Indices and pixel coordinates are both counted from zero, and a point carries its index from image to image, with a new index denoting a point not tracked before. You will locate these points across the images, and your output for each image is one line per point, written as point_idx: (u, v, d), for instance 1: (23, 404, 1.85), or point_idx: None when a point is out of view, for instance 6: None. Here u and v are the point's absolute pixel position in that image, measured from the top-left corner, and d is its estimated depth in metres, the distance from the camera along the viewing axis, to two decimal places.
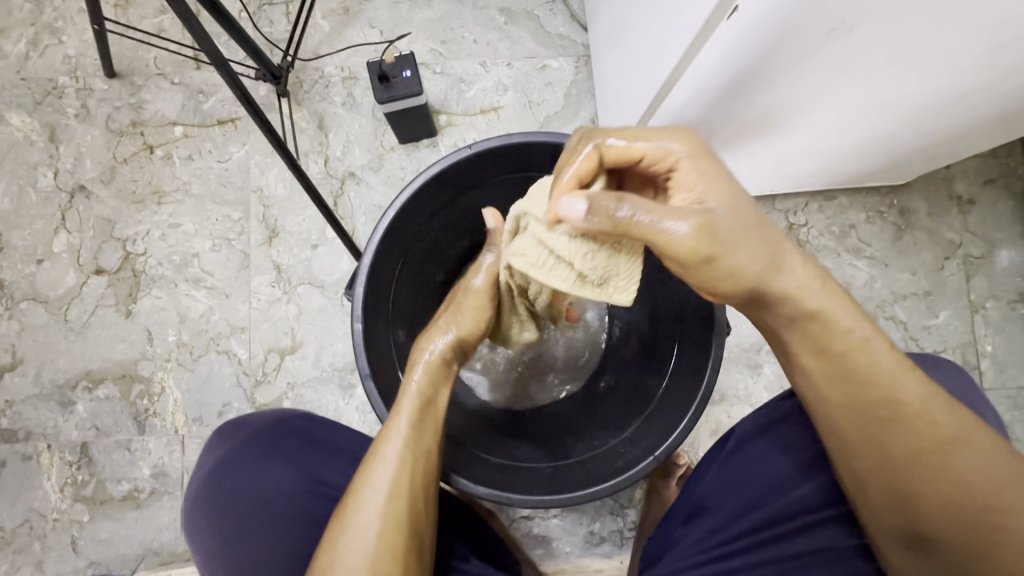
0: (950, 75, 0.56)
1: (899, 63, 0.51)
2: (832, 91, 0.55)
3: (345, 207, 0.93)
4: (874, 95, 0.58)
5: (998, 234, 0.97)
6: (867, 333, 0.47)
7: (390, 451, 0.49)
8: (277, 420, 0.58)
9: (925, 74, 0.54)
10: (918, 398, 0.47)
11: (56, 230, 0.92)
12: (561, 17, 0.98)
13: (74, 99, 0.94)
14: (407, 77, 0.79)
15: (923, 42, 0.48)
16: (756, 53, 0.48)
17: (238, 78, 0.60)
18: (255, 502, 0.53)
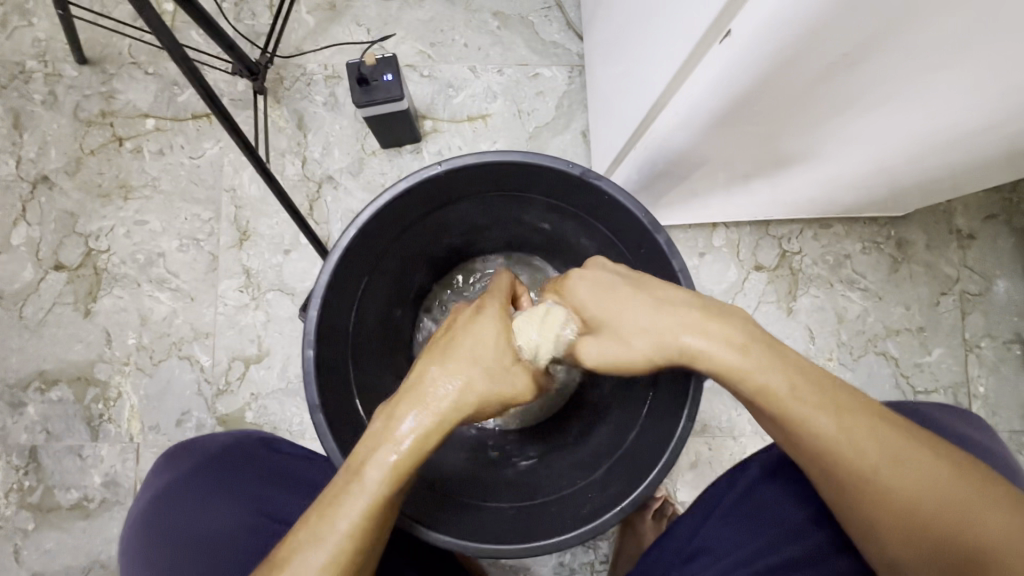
0: (964, 111, 0.52)
1: (908, 98, 0.47)
2: (833, 123, 0.52)
3: (321, 212, 0.89)
4: (881, 127, 0.53)
5: (997, 271, 0.94)
6: (787, 382, 0.44)
7: (327, 533, 0.41)
8: (234, 446, 0.59)
9: (938, 109, 0.50)
10: (875, 454, 0.42)
11: (15, 221, 0.88)
12: (556, 24, 0.94)
13: (41, 84, 0.90)
14: (388, 80, 0.75)
15: (933, 79, 0.44)
16: (753, 82, 0.44)
17: (198, 72, 0.55)
18: (195, 527, 0.52)
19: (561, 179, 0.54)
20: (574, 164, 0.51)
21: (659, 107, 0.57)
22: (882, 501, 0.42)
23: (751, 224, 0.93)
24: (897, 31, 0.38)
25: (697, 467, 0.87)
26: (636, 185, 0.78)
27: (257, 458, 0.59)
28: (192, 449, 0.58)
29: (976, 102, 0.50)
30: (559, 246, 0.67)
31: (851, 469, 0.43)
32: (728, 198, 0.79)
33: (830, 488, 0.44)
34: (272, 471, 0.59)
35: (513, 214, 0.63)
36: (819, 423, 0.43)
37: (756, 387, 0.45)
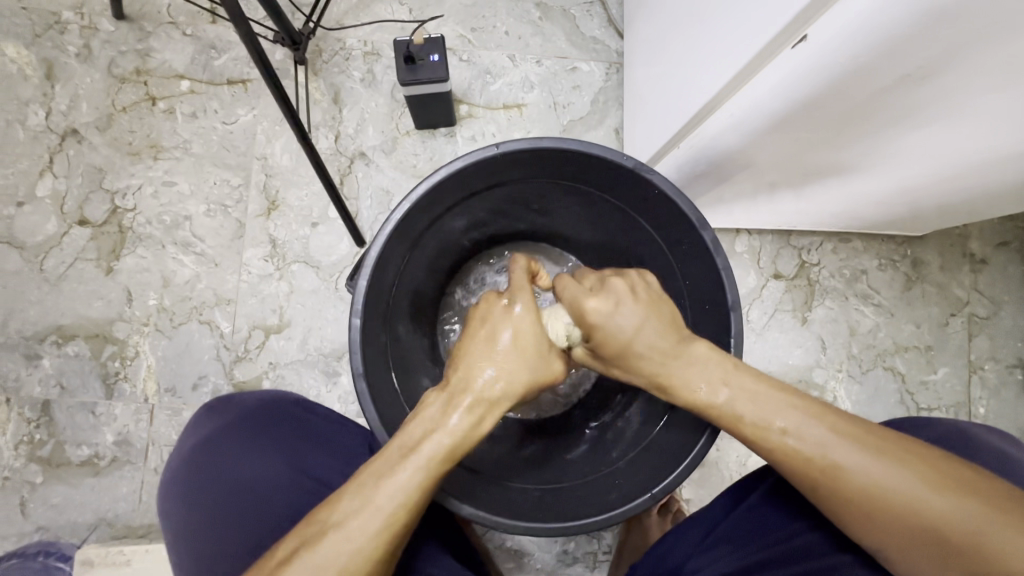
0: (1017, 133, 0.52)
1: (967, 117, 0.48)
2: (886, 137, 0.53)
3: (351, 188, 0.89)
4: (930, 146, 0.55)
5: (1005, 297, 0.97)
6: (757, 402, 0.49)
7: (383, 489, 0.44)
8: (267, 405, 0.59)
9: (992, 130, 0.51)
10: (839, 455, 0.45)
11: (42, 172, 0.87)
12: (597, 20, 0.94)
13: (77, 37, 0.89)
14: (434, 61, 0.75)
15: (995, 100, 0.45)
16: (826, 86, 0.45)
17: (256, 38, 0.55)
18: (233, 482, 0.53)
19: (612, 169, 0.54)
20: (627, 156, 0.52)
21: (711, 107, 0.57)
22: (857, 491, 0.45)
23: (772, 233, 0.94)
24: (969, 52, 0.39)
25: (703, 467, 0.89)
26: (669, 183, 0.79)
27: (295, 420, 0.58)
28: (233, 403, 0.59)
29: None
30: (594, 237, 0.68)
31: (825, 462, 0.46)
32: (756, 206, 0.81)
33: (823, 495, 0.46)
34: (310, 435, 0.57)
35: (554, 201, 0.63)
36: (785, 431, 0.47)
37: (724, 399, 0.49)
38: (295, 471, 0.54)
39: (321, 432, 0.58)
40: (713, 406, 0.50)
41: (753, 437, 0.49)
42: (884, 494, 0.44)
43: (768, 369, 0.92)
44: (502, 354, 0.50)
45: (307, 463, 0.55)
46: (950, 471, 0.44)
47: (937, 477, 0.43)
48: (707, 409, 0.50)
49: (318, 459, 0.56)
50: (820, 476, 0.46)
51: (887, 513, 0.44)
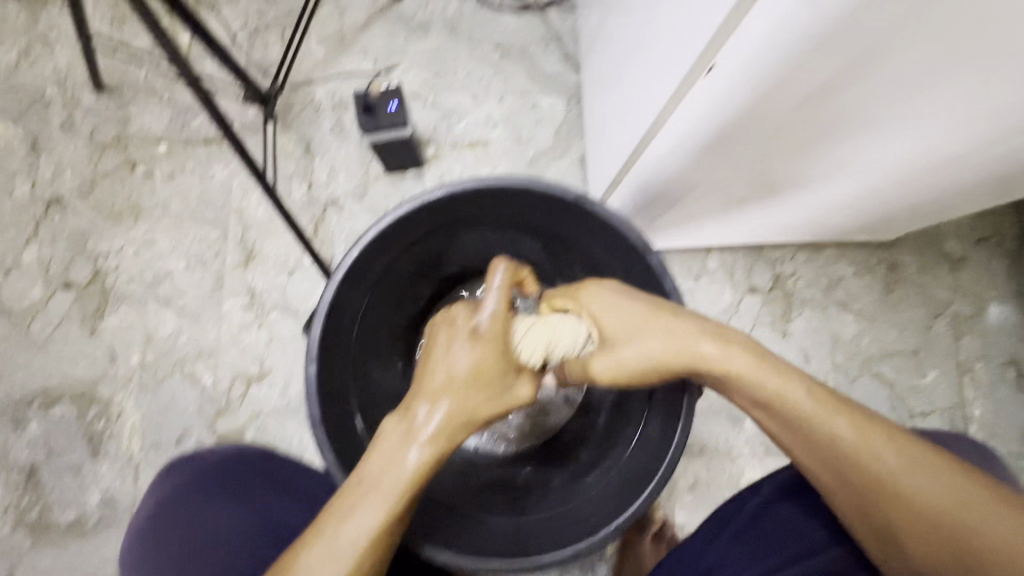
0: (962, 135, 0.53)
1: (905, 117, 0.49)
2: (831, 144, 0.54)
3: (326, 234, 0.91)
4: (877, 149, 0.56)
5: (988, 293, 0.96)
6: (802, 401, 0.46)
7: (359, 518, 0.42)
8: (236, 452, 0.60)
9: (935, 132, 0.52)
10: (880, 456, 0.44)
11: (28, 240, 0.91)
12: (555, 55, 0.98)
13: (60, 110, 0.94)
14: (393, 107, 0.79)
15: (922, 101, 0.47)
16: (745, 107, 0.47)
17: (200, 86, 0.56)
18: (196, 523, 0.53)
19: (559, 202, 0.56)
20: (570, 188, 0.54)
21: (652, 134, 0.59)
22: (905, 502, 0.43)
23: (745, 247, 0.95)
24: (866, 64, 0.41)
25: (696, 490, 0.87)
26: (630, 209, 0.80)
27: (263, 466, 0.60)
28: (201, 454, 0.60)
29: (973, 125, 0.51)
30: (553, 274, 0.69)
31: (869, 467, 0.44)
32: (720, 224, 0.82)
33: (859, 498, 0.45)
34: (280, 481, 0.59)
35: (512, 236, 0.65)
36: (830, 426, 0.45)
37: (755, 390, 0.47)
38: (262, 513, 0.55)
39: (288, 480, 0.60)
40: (738, 378, 0.48)
41: (777, 407, 0.47)
42: (921, 498, 0.43)
43: None
44: (466, 377, 0.48)
45: (274, 506, 0.56)
46: (998, 493, 0.43)
47: (981, 496, 0.43)
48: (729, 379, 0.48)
49: (286, 502, 0.57)
50: (858, 472, 0.45)
51: (932, 530, 0.43)
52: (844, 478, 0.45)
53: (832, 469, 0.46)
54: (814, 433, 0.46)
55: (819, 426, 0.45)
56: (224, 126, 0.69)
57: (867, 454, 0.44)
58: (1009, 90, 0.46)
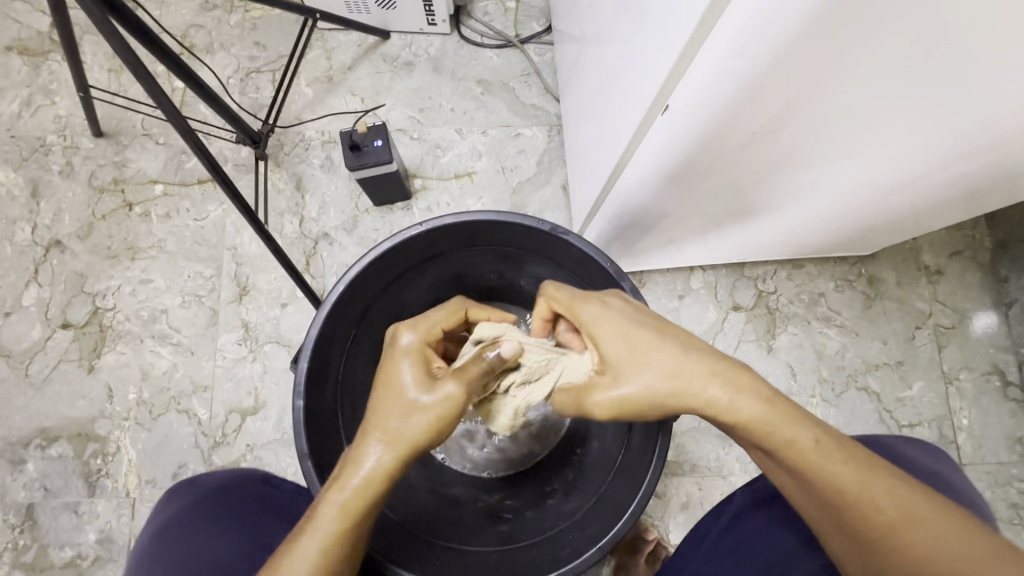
0: (919, 158, 0.56)
1: (860, 142, 0.52)
2: (793, 168, 0.57)
3: (318, 268, 0.94)
4: (839, 172, 0.58)
5: (967, 304, 0.98)
6: (788, 430, 0.44)
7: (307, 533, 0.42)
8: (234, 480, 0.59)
9: (885, 158, 0.55)
10: (856, 483, 0.42)
11: (28, 283, 0.93)
12: (535, 89, 1.02)
13: (59, 156, 0.97)
14: (378, 145, 0.82)
15: (872, 128, 0.49)
16: (698, 142, 0.50)
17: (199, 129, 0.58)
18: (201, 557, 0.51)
19: (534, 235, 0.58)
20: (543, 221, 0.57)
21: (622, 165, 0.62)
22: (886, 533, 0.40)
23: (726, 266, 0.97)
24: (804, 103, 0.44)
25: (688, 509, 0.87)
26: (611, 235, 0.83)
27: (264, 494, 0.59)
28: (196, 484, 0.58)
29: (927, 149, 0.54)
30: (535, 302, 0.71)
31: (845, 494, 0.42)
32: (698, 246, 0.85)
33: (840, 528, 0.42)
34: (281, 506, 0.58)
35: (494, 266, 0.67)
36: (806, 447, 0.43)
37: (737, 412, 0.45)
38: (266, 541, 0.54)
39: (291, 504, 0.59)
40: (731, 406, 0.45)
41: (777, 451, 0.44)
42: (901, 530, 0.40)
43: None
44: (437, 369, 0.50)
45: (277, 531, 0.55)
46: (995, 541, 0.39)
47: (973, 538, 0.39)
48: (739, 423, 0.45)
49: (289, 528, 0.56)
50: (832, 498, 0.42)
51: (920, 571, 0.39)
52: (820, 505, 0.43)
53: (811, 495, 0.44)
54: (809, 477, 0.43)
55: (793, 448, 0.44)
56: (217, 172, 0.73)
57: (842, 480, 0.42)
58: (955, 119, 0.48)
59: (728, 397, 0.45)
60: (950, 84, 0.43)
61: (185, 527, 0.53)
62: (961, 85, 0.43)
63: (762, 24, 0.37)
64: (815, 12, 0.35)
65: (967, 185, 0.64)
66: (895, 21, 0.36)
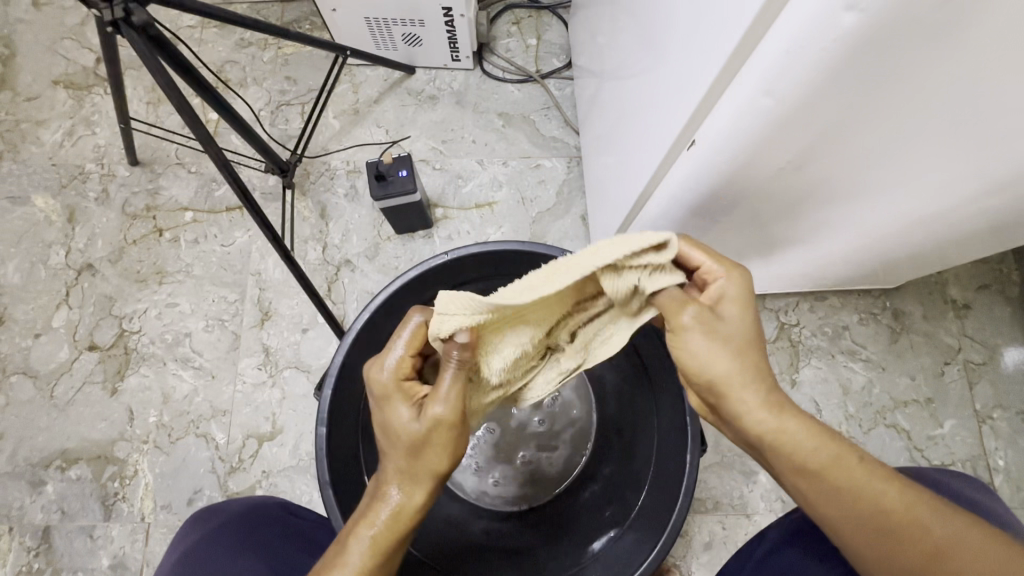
0: (949, 193, 0.55)
1: (886, 178, 0.52)
2: (817, 203, 0.57)
3: (338, 294, 0.95)
4: (866, 205, 0.58)
5: (997, 340, 0.96)
6: (834, 452, 0.42)
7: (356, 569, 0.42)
8: (256, 505, 0.59)
9: (910, 195, 0.55)
10: (899, 504, 0.40)
11: (58, 305, 0.95)
12: (555, 121, 1.04)
13: (96, 184, 1.01)
14: (402, 175, 0.84)
15: (895, 164, 0.49)
16: (722, 178, 0.50)
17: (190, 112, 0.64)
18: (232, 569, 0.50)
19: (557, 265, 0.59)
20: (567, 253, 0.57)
21: (645, 198, 0.63)
22: (932, 553, 0.39)
23: None
24: (828, 143, 0.45)
25: (712, 548, 0.84)
26: None
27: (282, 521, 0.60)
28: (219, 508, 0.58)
29: (950, 188, 0.54)
30: None
31: (891, 517, 0.40)
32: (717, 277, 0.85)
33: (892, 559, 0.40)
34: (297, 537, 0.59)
35: None
36: (851, 467, 0.41)
37: (779, 437, 0.42)
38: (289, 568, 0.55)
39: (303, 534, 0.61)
40: (789, 441, 0.42)
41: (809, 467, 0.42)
42: (943, 546, 0.39)
43: None
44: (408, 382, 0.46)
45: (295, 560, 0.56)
46: None
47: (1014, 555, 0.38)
48: (784, 446, 0.42)
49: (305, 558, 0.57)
50: (879, 521, 0.40)
51: None
52: (865, 534, 0.41)
53: (857, 525, 0.41)
54: (856, 501, 0.41)
55: (838, 470, 0.41)
56: (248, 200, 0.75)
57: (884, 499, 0.40)
58: (983, 159, 0.48)
59: (777, 421, 0.43)
60: (978, 123, 0.43)
61: (225, 544, 0.52)
62: (988, 123, 0.43)
63: (787, 67, 0.38)
64: (839, 55, 0.36)
65: (996, 223, 0.63)
66: (916, 64, 0.36)
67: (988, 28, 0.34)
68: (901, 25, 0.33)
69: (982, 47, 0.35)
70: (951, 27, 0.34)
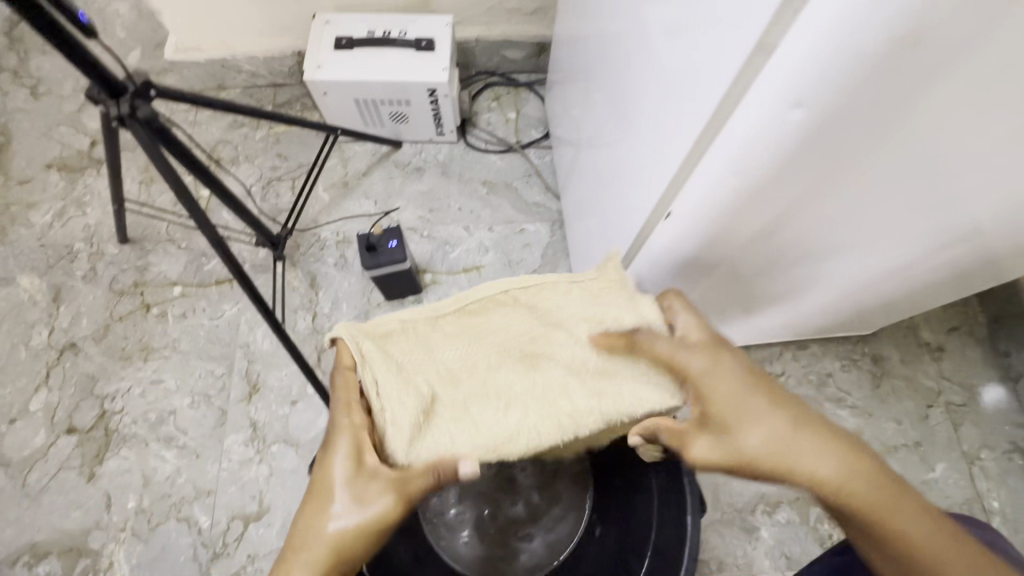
0: (913, 245, 0.59)
1: (862, 228, 0.54)
2: (799, 255, 0.58)
3: (328, 364, 0.95)
4: (838, 259, 0.61)
5: (972, 380, 0.99)
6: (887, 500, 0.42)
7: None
8: None
9: (878, 249, 0.59)
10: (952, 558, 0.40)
11: (37, 387, 0.93)
12: (536, 188, 1.10)
13: (84, 262, 1.02)
14: (393, 246, 0.86)
15: (869, 215, 0.51)
16: (702, 241, 0.53)
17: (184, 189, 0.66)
18: None
19: None
20: None
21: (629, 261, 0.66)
22: None
23: None
24: (798, 206, 0.48)
25: None
26: None
27: None
28: None
29: (914, 240, 0.57)
30: None
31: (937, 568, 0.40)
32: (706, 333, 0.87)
33: None
34: None
35: None
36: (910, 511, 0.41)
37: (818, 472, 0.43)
38: None
39: None
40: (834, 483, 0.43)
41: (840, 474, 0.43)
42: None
43: (762, 490, 0.87)
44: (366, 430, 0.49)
45: None
46: None
47: None
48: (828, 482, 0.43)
49: None
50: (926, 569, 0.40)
51: None
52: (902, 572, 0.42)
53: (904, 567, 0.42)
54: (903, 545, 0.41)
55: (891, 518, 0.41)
56: (241, 276, 0.76)
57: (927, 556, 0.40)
58: (949, 207, 0.51)
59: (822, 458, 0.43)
60: (929, 183, 0.47)
61: None
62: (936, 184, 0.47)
63: (752, 146, 0.41)
64: (797, 135, 0.39)
65: (961, 270, 0.67)
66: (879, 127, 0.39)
67: (932, 103, 0.37)
68: (855, 102, 0.37)
69: (923, 124, 0.39)
70: (896, 107, 0.37)
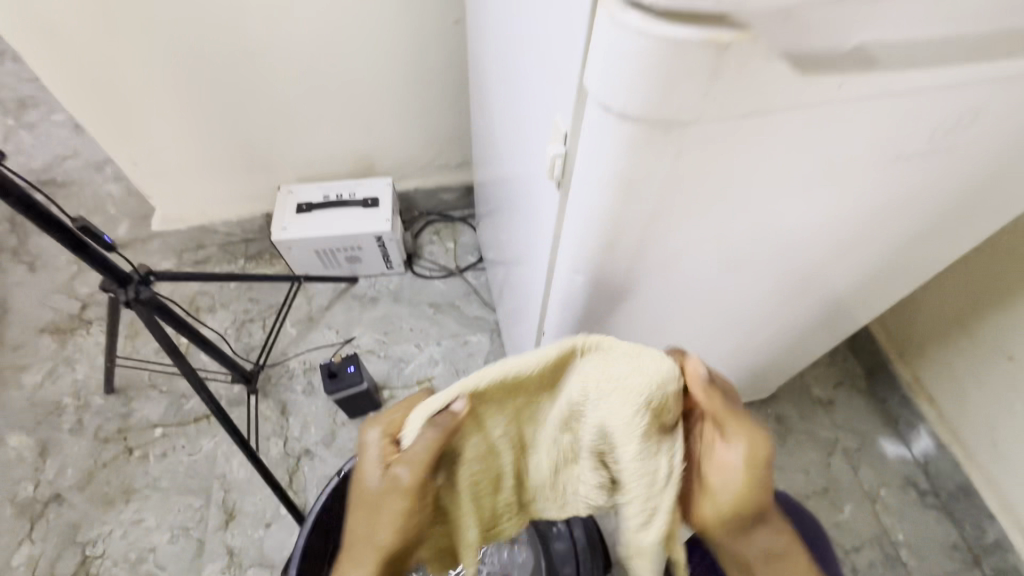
0: (742, 331, 0.76)
1: (690, 329, 0.70)
2: (657, 343, 0.71)
3: (299, 484, 1.05)
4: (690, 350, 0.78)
5: (862, 427, 1.16)
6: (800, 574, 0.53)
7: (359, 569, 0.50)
8: None
9: (716, 338, 0.76)
10: None
11: (21, 541, 1.00)
12: (475, 304, 1.29)
13: (71, 415, 1.12)
14: (351, 370, 1.02)
15: (693, 314, 0.66)
16: None
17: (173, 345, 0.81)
18: None
19: None
20: None
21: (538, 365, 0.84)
22: None
23: None
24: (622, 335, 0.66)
25: None
26: None
27: None
28: None
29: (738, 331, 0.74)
30: None
31: None
32: None
33: None
34: None
35: None
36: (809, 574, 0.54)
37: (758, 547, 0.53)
38: None
39: None
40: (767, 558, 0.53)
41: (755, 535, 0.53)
42: None
43: None
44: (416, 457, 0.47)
45: None
46: None
47: None
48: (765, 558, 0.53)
49: None
50: None
51: None
52: None
53: None
54: None
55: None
56: (220, 412, 0.89)
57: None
58: (748, 301, 0.66)
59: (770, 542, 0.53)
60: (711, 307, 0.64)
61: None
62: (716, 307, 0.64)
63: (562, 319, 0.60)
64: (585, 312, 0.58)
65: (799, 333, 0.84)
66: (670, 268, 0.52)
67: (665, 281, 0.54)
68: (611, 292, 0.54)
69: (670, 288, 0.57)
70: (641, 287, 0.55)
